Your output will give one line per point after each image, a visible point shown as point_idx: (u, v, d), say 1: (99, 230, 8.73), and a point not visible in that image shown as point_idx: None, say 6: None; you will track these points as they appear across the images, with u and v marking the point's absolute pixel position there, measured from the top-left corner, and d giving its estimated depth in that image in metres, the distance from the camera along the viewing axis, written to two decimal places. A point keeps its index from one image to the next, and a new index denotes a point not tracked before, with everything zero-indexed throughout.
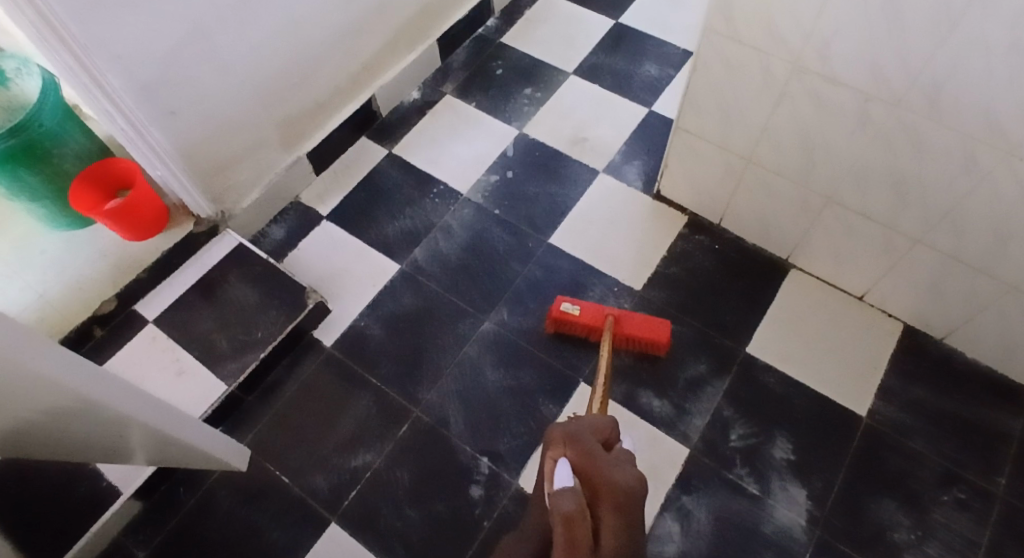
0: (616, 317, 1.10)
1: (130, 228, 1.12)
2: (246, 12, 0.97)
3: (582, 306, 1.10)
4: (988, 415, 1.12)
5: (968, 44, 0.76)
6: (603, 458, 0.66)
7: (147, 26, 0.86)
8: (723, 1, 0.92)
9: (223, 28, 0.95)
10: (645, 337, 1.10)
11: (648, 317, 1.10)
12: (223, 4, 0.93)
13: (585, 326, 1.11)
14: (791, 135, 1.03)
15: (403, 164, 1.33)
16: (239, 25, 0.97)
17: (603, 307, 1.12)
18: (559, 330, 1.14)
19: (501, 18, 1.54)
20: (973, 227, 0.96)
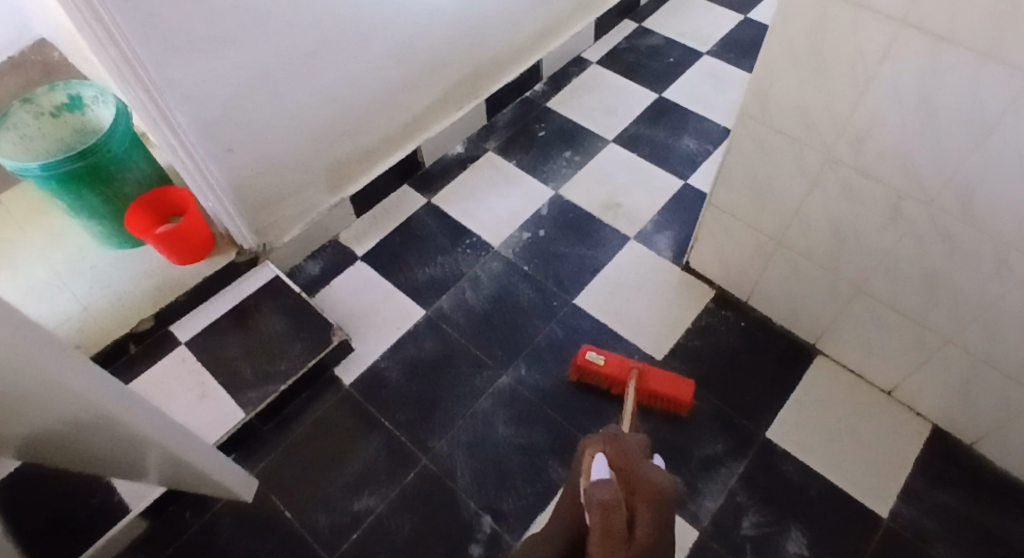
0: (640, 371, 1.10)
1: (177, 252, 1.16)
2: (309, 62, 1.03)
3: (606, 357, 1.11)
4: (1017, 532, 1.07)
5: (1002, 154, 0.77)
6: (636, 463, 0.78)
7: (218, 69, 0.92)
8: (760, 92, 0.95)
9: (287, 75, 1.01)
10: (666, 393, 1.10)
11: (672, 375, 1.11)
12: (290, 54, 0.99)
13: (608, 377, 1.12)
14: (823, 224, 1.04)
15: (439, 213, 1.37)
16: (302, 74, 1.03)
17: (628, 360, 1.13)
18: (582, 379, 1.15)
19: (549, 82, 1.60)
20: (1006, 334, 0.94)
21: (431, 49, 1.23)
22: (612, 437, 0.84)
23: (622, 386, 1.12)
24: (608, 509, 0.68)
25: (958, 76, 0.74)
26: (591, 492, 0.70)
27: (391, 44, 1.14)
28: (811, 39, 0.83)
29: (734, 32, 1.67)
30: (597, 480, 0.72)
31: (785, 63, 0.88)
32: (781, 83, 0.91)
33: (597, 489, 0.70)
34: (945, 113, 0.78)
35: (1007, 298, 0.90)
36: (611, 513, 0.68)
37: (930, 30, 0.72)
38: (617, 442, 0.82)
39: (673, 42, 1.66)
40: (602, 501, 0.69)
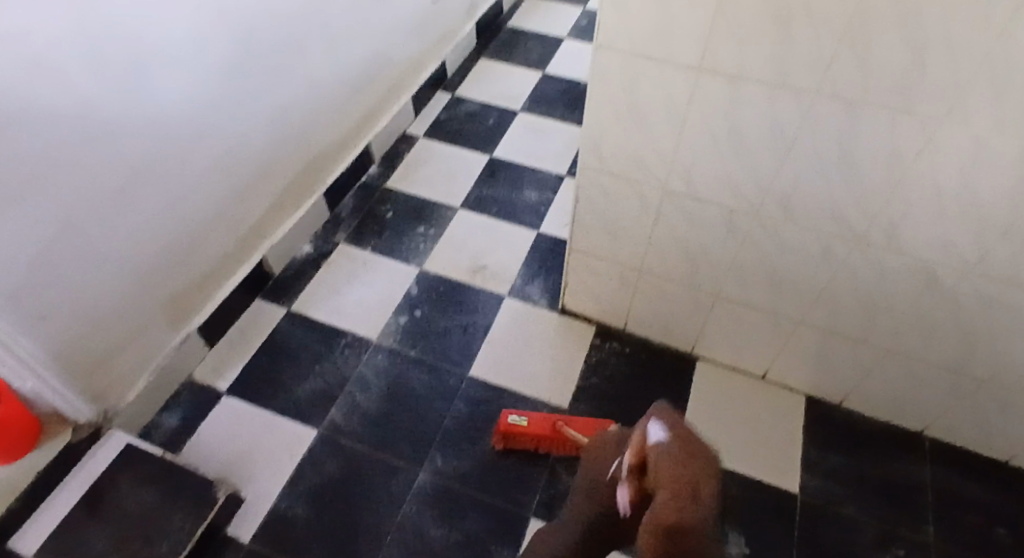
0: (564, 423, 1.09)
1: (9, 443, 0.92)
2: (123, 200, 0.92)
3: (529, 417, 1.09)
4: (898, 466, 1.19)
5: (804, 159, 0.88)
6: (693, 433, 0.57)
7: (16, 232, 0.78)
8: (593, 144, 1.01)
9: (98, 219, 0.89)
10: (593, 434, 1.08)
11: (596, 421, 1.10)
12: (98, 196, 0.88)
13: (534, 438, 1.09)
14: (673, 248, 1.11)
15: (304, 320, 1.27)
16: (115, 215, 0.92)
17: (549, 416, 1.11)
18: (509, 447, 1.11)
19: (382, 164, 1.59)
20: (842, 306, 1.07)
21: (254, 157, 1.15)
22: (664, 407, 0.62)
23: (551, 443, 1.09)
24: (680, 463, 0.52)
25: (754, 105, 0.85)
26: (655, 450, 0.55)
27: (210, 159, 1.05)
28: (626, 93, 0.92)
29: (539, 87, 1.80)
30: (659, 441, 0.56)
31: (609, 118, 0.96)
32: (610, 133, 0.98)
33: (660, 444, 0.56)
34: (750, 138, 0.89)
35: (836, 276, 1.02)
36: (680, 469, 0.52)
37: (721, 72, 0.83)
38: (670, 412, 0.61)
39: (488, 105, 1.74)
40: (672, 456, 0.54)
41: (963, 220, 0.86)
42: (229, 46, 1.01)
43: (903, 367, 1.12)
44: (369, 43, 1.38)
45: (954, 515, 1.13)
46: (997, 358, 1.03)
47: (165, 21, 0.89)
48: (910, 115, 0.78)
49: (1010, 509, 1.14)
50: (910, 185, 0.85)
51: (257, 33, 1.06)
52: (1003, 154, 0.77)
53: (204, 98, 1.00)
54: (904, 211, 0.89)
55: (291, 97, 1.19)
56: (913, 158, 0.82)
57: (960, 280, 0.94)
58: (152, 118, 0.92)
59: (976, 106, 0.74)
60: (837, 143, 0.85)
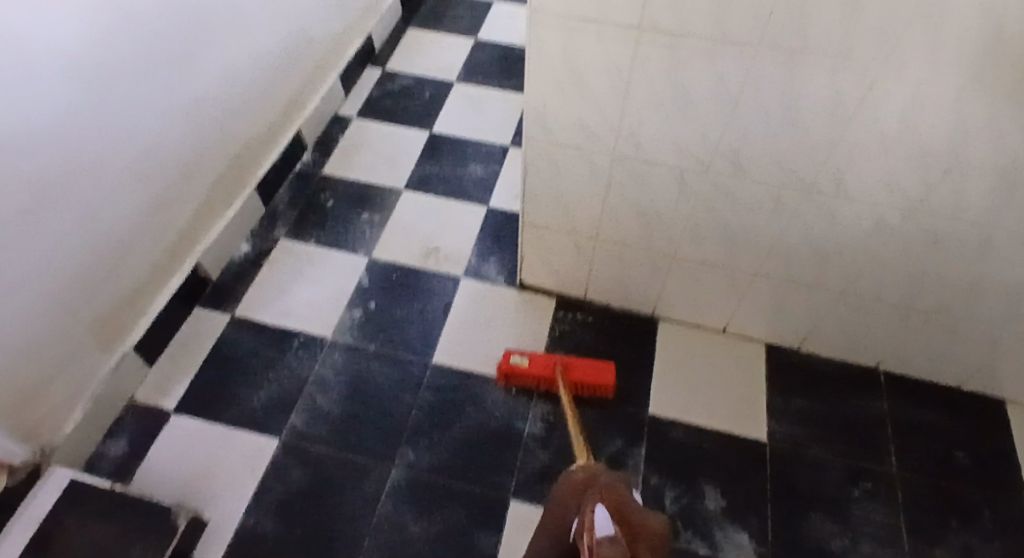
0: (565, 366, 1.12)
1: None
2: (31, 222, 0.83)
3: (530, 357, 1.12)
4: (857, 402, 1.20)
5: (750, 114, 0.86)
6: (635, 514, 0.64)
7: None
8: (536, 114, 0.96)
9: (5, 246, 0.80)
10: (591, 381, 1.12)
11: (595, 363, 1.14)
12: (3, 220, 0.78)
13: (535, 378, 1.13)
14: (627, 212, 1.08)
15: (252, 325, 1.20)
16: (23, 238, 0.83)
17: (552, 356, 1.14)
18: (510, 384, 1.14)
19: (316, 151, 1.51)
20: (796, 255, 1.06)
21: (173, 158, 1.06)
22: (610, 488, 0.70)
23: (551, 383, 1.13)
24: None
25: (698, 66, 0.83)
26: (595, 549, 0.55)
27: (123, 166, 0.96)
28: (566, 58, 0.87)
29: (474, 56, 1.73)
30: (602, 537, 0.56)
31: (551, 87, 0.91)
32: (554, 101, 0.93)
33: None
34: (696, 98, 0.87)
35: (788, 227, 1.02)
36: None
37: (662, 29, 0.80)
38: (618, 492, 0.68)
39: (422, 78, 1.67)
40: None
41: (908, 162, 0.86)
42: (131, 42, 0.91)
43: (857, 309, 1.13)
44: (287, 22, 1.28)
45: (913, 443, 1.16)
46: (944, 292, 1.05)
47: (55, 21, 0.79)
48: (854, 63, 0.77)
49: (964, 431, 1.17)
50: (856, 132, 0.85)
51: (160, 24, 0.96)
52: (943, 94, 0.77)
53: (110, 103, 0.91)
54: (853, 157, 0.88)
55: (208, 88, 1.10)
56: (857, 106, 0.82)
57: (906, 221, 0.95)
58: (53, 130, 0.83)
59: (917, 49, 0.74)
60: (782, 95, 0.83)
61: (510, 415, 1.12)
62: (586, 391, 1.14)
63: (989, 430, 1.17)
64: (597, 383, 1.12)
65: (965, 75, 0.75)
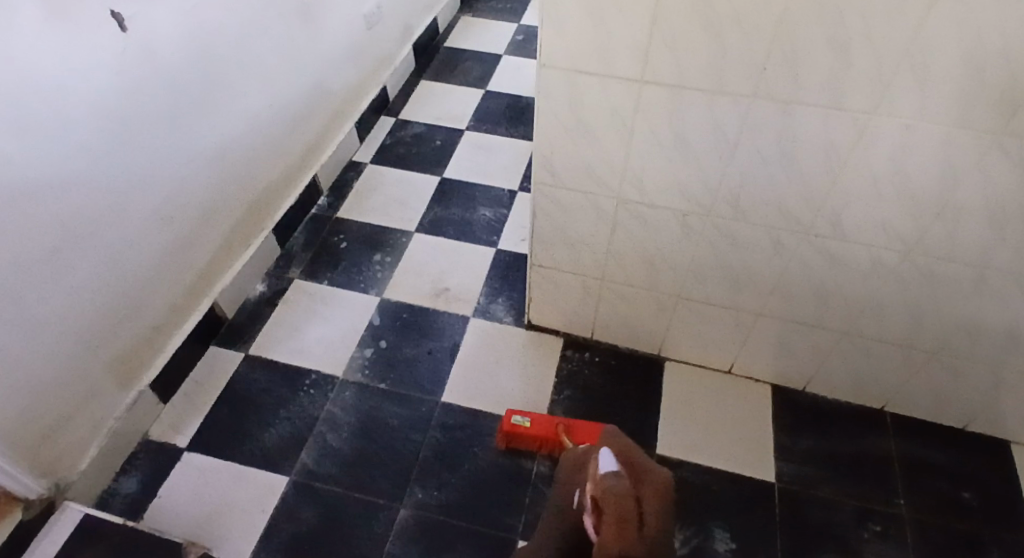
0: (566, 426, 1.10)
1: None
2: (60, 260, 0.87)
3: (532, 418, 1.11)
4: (864, 444, 1.20)
5: (749, 160, 0.91)
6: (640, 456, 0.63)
7: None
8: (544, 159, 1.00)
9: (35, 283, 0.84)
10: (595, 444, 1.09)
11: (597, 426, 1.11)
12: (32, 258, 0.83)
13: (536, 440, 1.11)
14: (633, 254, 1.11)
15: (265, 363, 1.22)
16: (52, 276, 0.87)
17: (553, 418, 1.13)
18: (511, 448, 1.12)
19: (331, 195, 1.56)
20: (799, 295, 1.09)
21: (195, 201, 1.11)
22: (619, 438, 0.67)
23: (553, 445, 1.10)
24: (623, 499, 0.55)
25: (699, 114, 0.87)
26: (602, 484, 0.58)
27: (148, 208, 1.01)
28: (573, 108, 0.92)
29: (482, 105, 1.80)
30: (607, 473, 0.59)
31: (559, 133, 0.96)
32: (561, 148, 0.98)
33: (612, 481, 0.57)
34: (697, 143, 0.91)
35: (790, 268, 1.05)
36: (622, 502, 0.55)
37: (664, 82, 0.85)
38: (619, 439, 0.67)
39: (433, 126, 1.74)
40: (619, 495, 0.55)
41: (902, 206, 0.90)
42: (157, 91, 0.97)
43: (861, 348, 1.15)
44: (306, 74, 1.35)
45: (922, 485, 1.15)
46: (946, 333, 1.07)
47: (89, 70, 0.85)
48: (847, 112, 0.81)
49: (974, 473, 1.17)
50: (851, 176, 0.88)
51: (185, 74, 1.02)
52: (933, 141, 0.81)
53: (137, 148, 0.95)
54: (849, 201, 0.91)
55: (231, 134, 1.16)
56: (851, 151, 0.85)
57: (904, 262, 0.97)
58: (85, 174, 0.88)
59: (906, 97, 0.78)
60: (779, 142, 0.87)
61: (518, 453, 1.12)
62: None
63: (1000, 472, 1.17)
64: None
65: (952, 123, 0.79)
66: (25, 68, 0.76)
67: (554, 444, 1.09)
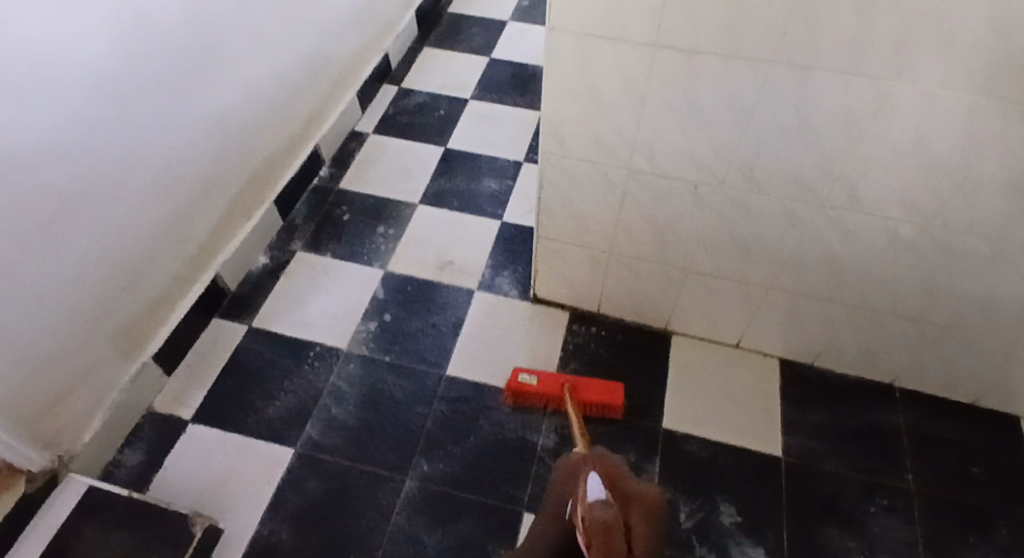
0: (572, 384, 1.11)
1: None
2: (57, 232, 0.85)
3: (538, 376, 1.12)
4: (873, 418, 1.19)
5: (763, 128, 0.88)
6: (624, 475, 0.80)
7: None
8: (551, 128, 0.98)
9: (32, 255, 0.82)
10: (599, 401, 1.11)
11: (602, 382, 1.13)
12: (30, 230, 0.81)
13: (542, 396, 1.12)
14: (642, 226, 1.09)
15: (268, 336, 1.21)
16: (50, 248, 0.85)
17: (559, 375, 1.13)
18: (518, 403, 1.14)
19: (333, 166, 1.53)
20: (810, 268, 1.07)
21: (195, 172, 1.09)
22: (604, 467, 0.79)
23: (558, 401, 1.12)
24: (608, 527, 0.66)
25: (713, 81, 0.84)
26: (589, 512, 0.68)
27: (147, 179, 0.98)
28: (582, 74, 0.89)
29: (487, 74, 1.76)
30: (595, 502, 0.69)
31: (567, 102, 0.93)
32: (569, 117, 0.95)
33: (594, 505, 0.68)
34: (710, 112, 0.88)
35: (802, 240, 1.02)
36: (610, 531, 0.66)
37: (677, 46, 0.81)
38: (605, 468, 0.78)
39: (437, 95, 1.70)
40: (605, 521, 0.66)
41: (921, 176, 0.87)
42: (156, 60, 0.94)
43: (872, 323, 1.13)
44: (306, 41, 1.31)
45: (931, 459, 1.14)
46: (960, 307, 1.05)
47: (85, 37, 0.82)
48: (867, 78, 0.78)
49: (984, 448, 1.16)
50: (868, 145, 0.85)
51: (183, 43, 0.99)
52: (957, 108, 0.78)
53: (133, 117, 0.93)
54: (866, 171, 0.89)
55: (230, 103, 1.13)
56: (869, 119, 0.82)
57: (920, 234, 0.95)
58: (83, 144, 0.85)
59: (930, 62, 0.75)
60: (796, 109, 0.84)
61: (523, 426, 1.12)
62: (593, 409, 1.13)
63: (1009, 447, 1.16)
64: (604, 403, 1.11)
65: (978, 89, 0.76)
66: (22, 37, 0.73)
67: (560, 401, 1.11)
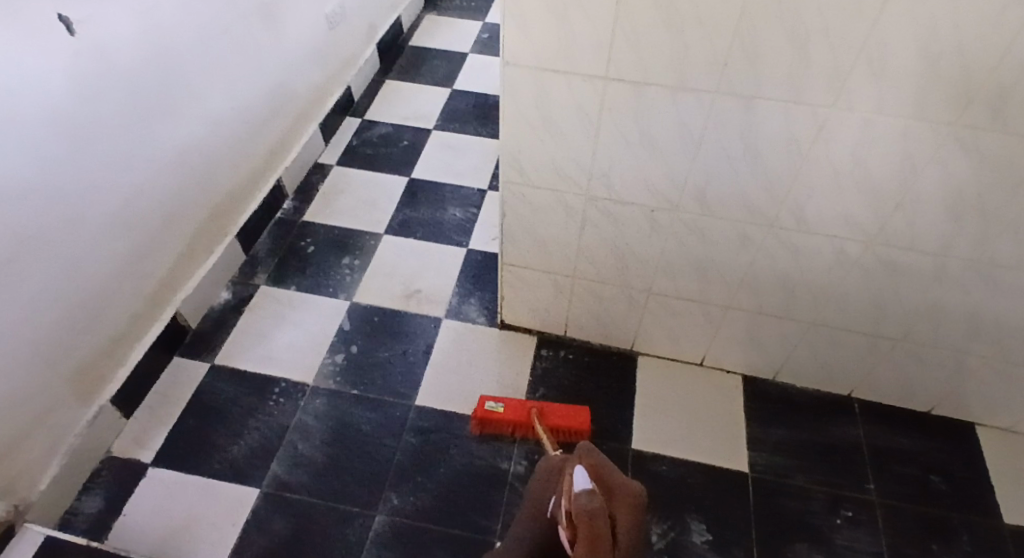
0: (539, 410, 1.12)
1: None
2: (11, 275, 0.83)
3: (505, 402, 1.12)
4: (834, 431, 1.22)
5: (714, 155, 0.91)
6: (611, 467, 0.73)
7: None
8: (512, 158, 1.00)
9: None
10: (566, 425, 1.11)
11: (568, 407, 1.13)
12: None
13: (510, 424, 1.12)
14: (603, 251, 1.11)
15: (232, 373, 1.20)
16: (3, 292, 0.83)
17: (526, 402, 1.14)
18: (485, 432, 1.14)
19: (296, 198, 1.53)
20: (766, 287, 1.10)
21: (155, 209, 1.08)
22: (589, 450, 0.74)
23: (526, 428, 1.12)
24: (594, 518, 0.61)
25: (663, 111, 0.87)
26: (575, 502, 0.63)
27: (105, 218, 0.97)
28: (539, 106, 0.91)
29: (449, 104, 1.79)
30: (580, 490, 0.65)
31: (525, 131, 0.95)
32: (526, 147, 0.97)
33: (581, 497, 0.63)
34: (662, 140, 0.91)
35: (756, 261, 1.06)
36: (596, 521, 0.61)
37: (627, 78, 0.84)
38: (593, 454, 0.73)
39: (400, 126, 1.72)
40: (590, 510, 0.62)
41: (863, 197, 0.91)
42: (114, 98, 0.94)
43: (828, 338, 1.17)
44: (267, 75, 1.32)
45: (891, 469, 1.18)
46: (908, 320, 1.09)
47: (41, 79, 0.82)
48: (807, 105, 0.82)
49: (940, 455, 1.20)
50: (812, 169, 0.89)
51: (141, 80, 0.99)
52: (893, 133, 0.82)
53: (91, 156, 0.92)
54: (812, 194, 0.92)
55: (190, 138, 1.13)
56: (811, 144, 0.86)
57: (866, 251, 0.99)
58: (37, 185, 0.84)
59: (863, 90, 0.79)
60: (743, 136, 0.87)
61: (493, 454, 1.12)
62: (561, 436, 1.13)
63: (962, 452, 1.21)
64: (572, 427, 1.11)
65: (909, 115, 0.80)
66: None
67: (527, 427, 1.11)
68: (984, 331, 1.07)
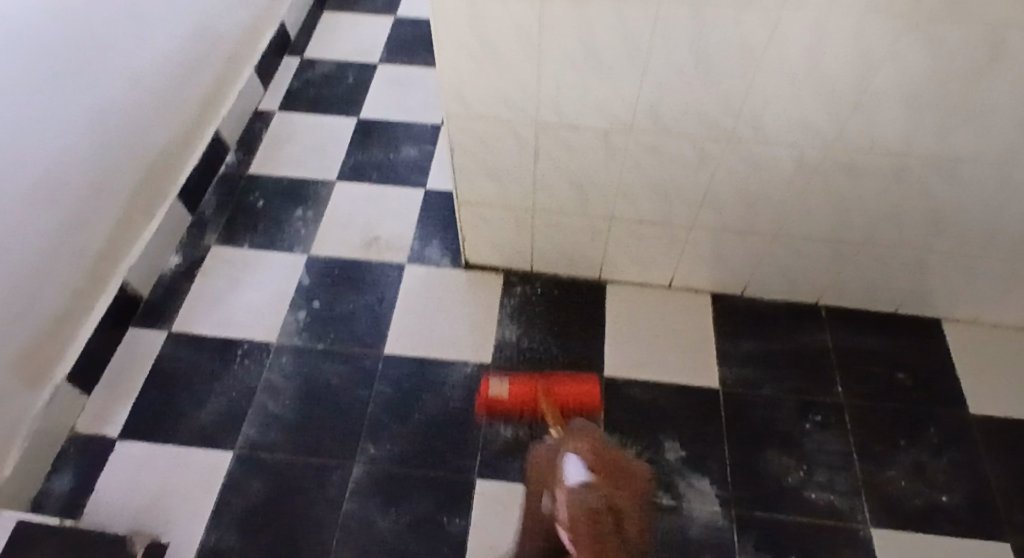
0: (545, 387, 1.08)
1: None
2: None
3: (510, 382, 1.10)
4: (802, 340, 1.24)
5: (665, 70, 0.86)
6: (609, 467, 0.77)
7: None
8: (455, 92, 0.95)
9: None
10: (577, 400, 1.08)
11: (575, 378, 1.10)
12: None
13: (517, 406, 1.09)
14: (561, 181, 1.08)
15: (191, 339, 1.17)
16: None
17: (533, 378, 1.11)
18: (492, 417, 1.10)
19: (240, 150, 1.46)
20: (728, 204, 1.08)
21: (83, 174, 1.01)
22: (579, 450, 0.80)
23: (533, 409, 1.08)
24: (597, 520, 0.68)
25: (607, 27, 0.82)
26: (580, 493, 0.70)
27: (29, 190, 0.91)
28: (475, 31, 0.85)
29: (394, 34, 1.69)
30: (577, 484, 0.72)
31: (464, 60, 0.89)
32: (465, 79, 0.92)
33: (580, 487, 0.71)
34: (608, 59, 0.86)
35: (715, 179, 1.03)
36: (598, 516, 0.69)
37: None
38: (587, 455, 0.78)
39: (344, 62, 1.62)
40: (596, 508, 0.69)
41: (820, 101, 0.88)
42: (17, 59, 0.86)
43: (792, 250, 1.16)
44: (186, 15, 1.22)
45: (857, 372, 1.20)
46: (870, 224, 1.08)
47: None
48: (758, 8, 0.77)
49: (907, 355, 1.22)
50: (765, 76, 0.85)
51: (45, 35, 0.90)
52: (846, 32, 0.78)
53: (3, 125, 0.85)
54: (769, 100, 0.88)
55: (112, 95, 1.05)
56: (764, 49, 0.82)
57: (826, 157, 0.96)
58: None
59: None
60: (691, 47, 0.83)
61: (465, 395, 1.12)
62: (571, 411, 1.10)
63: (928, 350, 1.23)
64: (580, 399, 1.08)
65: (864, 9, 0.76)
66: None
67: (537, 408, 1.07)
68: (946, 228, 1.07)
